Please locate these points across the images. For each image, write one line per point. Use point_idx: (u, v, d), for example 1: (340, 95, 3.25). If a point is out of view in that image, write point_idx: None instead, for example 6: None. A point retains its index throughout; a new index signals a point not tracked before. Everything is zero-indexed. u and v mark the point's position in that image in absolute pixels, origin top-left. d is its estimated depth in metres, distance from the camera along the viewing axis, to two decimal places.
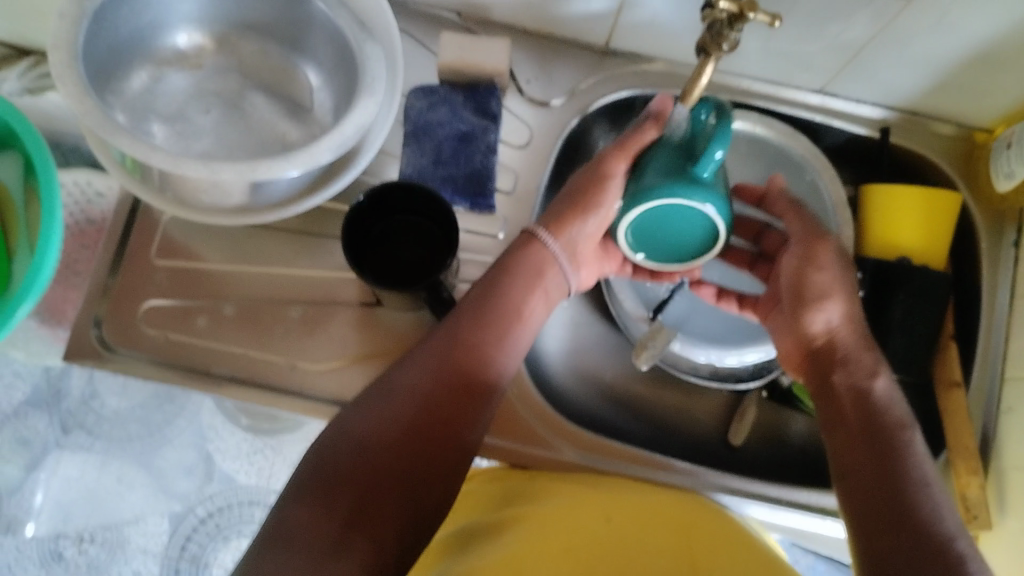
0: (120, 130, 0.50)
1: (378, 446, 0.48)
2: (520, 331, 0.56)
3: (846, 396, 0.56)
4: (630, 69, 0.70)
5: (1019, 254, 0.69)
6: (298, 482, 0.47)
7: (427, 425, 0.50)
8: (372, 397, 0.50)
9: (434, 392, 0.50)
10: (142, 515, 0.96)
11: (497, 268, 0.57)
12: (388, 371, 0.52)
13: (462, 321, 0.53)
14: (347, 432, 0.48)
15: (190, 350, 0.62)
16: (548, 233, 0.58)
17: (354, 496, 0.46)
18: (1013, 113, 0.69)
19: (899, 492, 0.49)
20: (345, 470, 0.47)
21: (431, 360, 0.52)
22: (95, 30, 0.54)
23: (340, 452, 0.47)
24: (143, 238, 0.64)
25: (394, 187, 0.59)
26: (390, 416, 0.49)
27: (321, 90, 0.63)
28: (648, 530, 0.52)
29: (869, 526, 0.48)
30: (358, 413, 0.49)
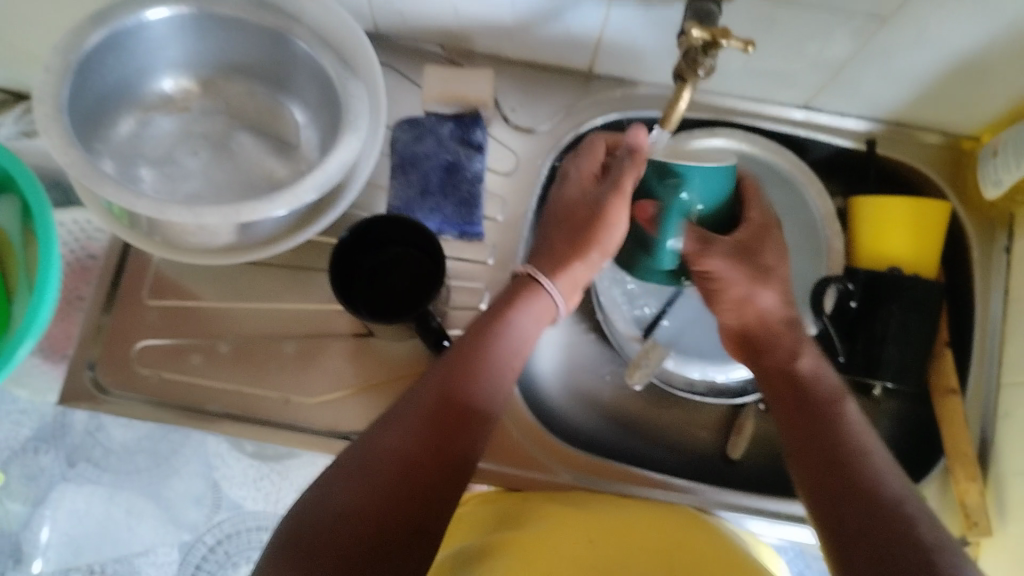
0: (106, 179, 0.51)
1: (360, 512, 0.46)
2: (505, 382, 0.54)
3: (801, 371, 0.58)
4: (614, 92, 0.70)
5: (1012, 258, 0.70)
6: (278, 553, 0.45)
7: (414, 481, 0.48)
8: (354, 460, 0.48)
9: (419, 448, 0.49)
10: (151, 547, 0.96)
11: (482, 321, 0.56)
12: (372, 433, 0.50)
13: (442, 371, 0.52)
14: (327, 500, 0.47)
15: (185, 388, 0.62)
16: (548, 276, 0.59)
17: (335, 563, 0.44)
18: (999, 121, 0.69)
19: (848, 478, 0.50)
20: (327, 537, 0.45)
21: (414, 420, 0.50)
22: (81, 81, 0.55)
23: (320, 520, 0.46)
24: (136, 279, 0.65)
25: (378, 221, 0.59)
26: (371, 480, 0.47)
27: (307, 128, 0.64)
28: (632, 551, 0.52)
29: (829, 520, 0.49)
30: (340, 479, 0.47)
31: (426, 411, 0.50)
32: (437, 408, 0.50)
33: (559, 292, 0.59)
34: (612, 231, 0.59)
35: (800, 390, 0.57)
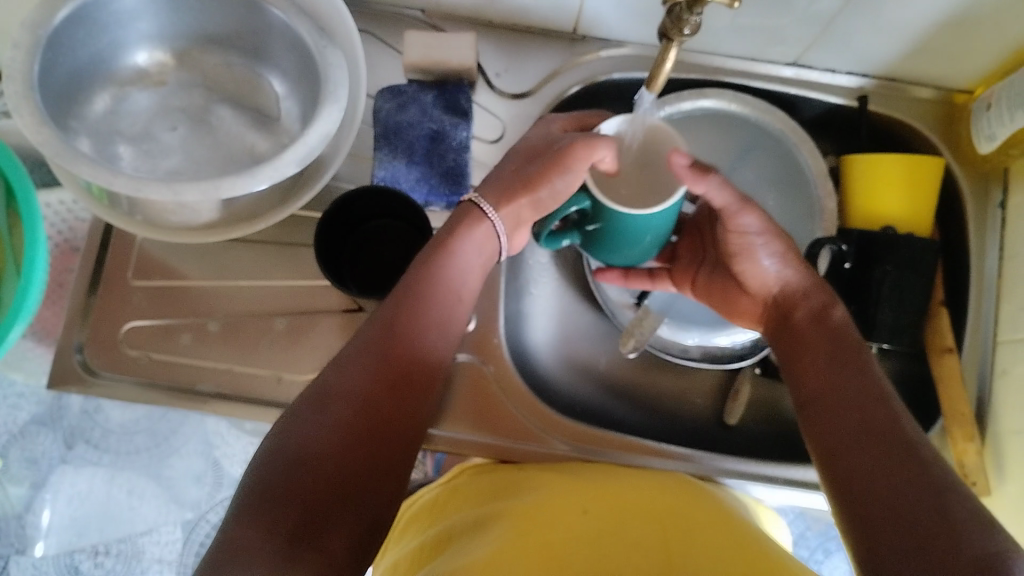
0: (80, 157, 0.50)
1: (322, 455, 0.46)
2: (446, 315, 0.55)
3: (807, 329, 0.56)
4: (599, 53, 0.69)
5: (1006, 215, 0.69)
6: (245, 504, 0.43)
7: (365, 427, 0.48)
8: (305, 406, 0.48)
9: (368, 395, 0.49)
10: (154, 526, 0.97)
11: (429, 246, 0.56)
12: (321, 374, 0.50)
13: (388, 318, 0.52)
14: (290, 444, 0.46)
15: (175, 368, 0.62)
16: (489, 204, 0.59)
17: (303, 510, 0.44)
18: (992, 73, 0.68)
19: (863, 421, 0.49)
20: (288, 485, 0.44)
21: (364, 359, 0.50)
22: (51, 57, 0.53)
23: (285, 466, 0.45)
24: (120, 259, 0.64)
25: (362, 194, 0.58)
26: (329, 420, 0.47)
27: (287, 98, 0.63)
28: (626, 520, 0.51)
29: (840, 465, 0.48)
30: (299, 421, 0.47)
31: (372, 351, 0.51)
32: (383, 345, 0.51)
33: (500, 223, 0.59)
34: (564, 178, 0.56)
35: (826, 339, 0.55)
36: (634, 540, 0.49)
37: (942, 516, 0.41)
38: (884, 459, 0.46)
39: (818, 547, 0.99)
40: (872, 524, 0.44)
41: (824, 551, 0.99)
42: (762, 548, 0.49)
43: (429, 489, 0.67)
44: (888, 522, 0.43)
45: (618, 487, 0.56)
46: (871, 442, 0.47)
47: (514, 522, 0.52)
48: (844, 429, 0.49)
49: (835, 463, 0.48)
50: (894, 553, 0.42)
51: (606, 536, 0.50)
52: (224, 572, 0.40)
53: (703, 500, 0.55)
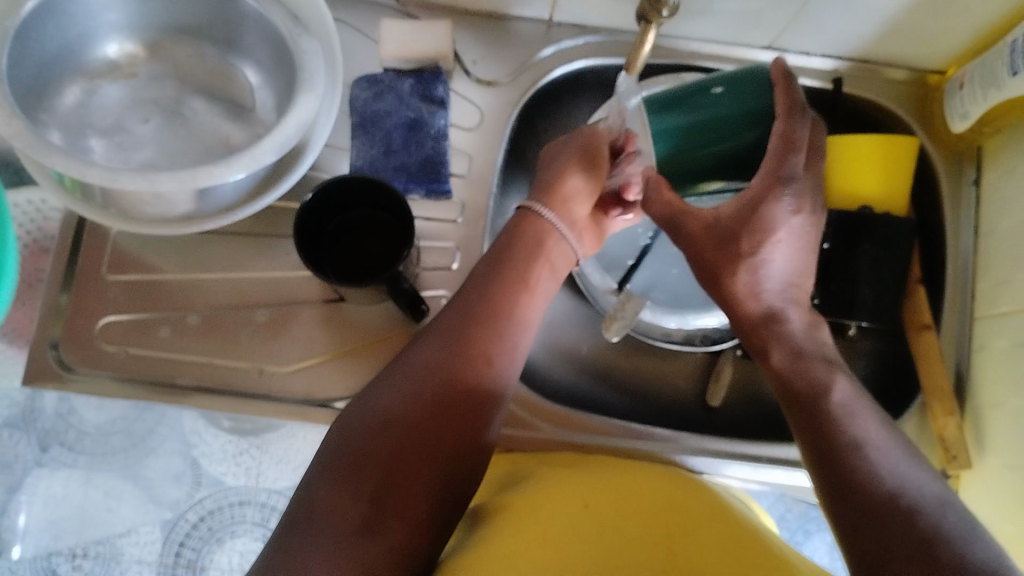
0: (52, 149, 0.49)
1: (403, 424, 0.47)
2: (531, 299, 0.55)
3: (782, 358, 0.54)
4: (576, 39, 0.69)
5: (981, 192, 0.69)
6: (324, 465, 0.46)
7: (454, 403, 0.48)
8: (391, 376, 0.49)
9: (457, 370, 0.49)
10: (132, 526, 0.95)
11: (499, 245, 0.57)
12: (408, 349, 0.51)
13: (473, 297, 0.53)
14: (368, 411, 0.47)
15: (155, 362, 0.61)
16: (543, 207, 0.59)
17: (381, 476, 0.45)
18: (964, 53, 0.69)
19: (857, 469, 0.45)
20: (370, 450, 0.46)
21: (449, 336, 0.51)
22: (19, 49, 0.52)
23: (362, 431, 0.46)
24: (94, 254, 0.63)
25: (343, 182, 0.57)
26: (412, 393, 0.48)
27: (261, 89, 0.62)
28: (625, 513, 0.51)
29: (837, 519, 0.45)
30: (380, 390, 0.48)
31: (458, 328, 0.51)
32: (468, 324, 0.51)
33: (563, 225, 0.59)
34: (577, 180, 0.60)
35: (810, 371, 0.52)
36: (636, 534, 0.49)
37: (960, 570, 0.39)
38: (887, 511, 0.43)
39: (799, 529, 1.00)
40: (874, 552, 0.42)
41: (804, 533, 1.01)
42: (758, 544, 0.49)
43: None
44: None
45: (617, 480, 0.56)
46: (864, 495, 0.44)
47: (520, 516, 0.51)
48: (827, 456, 0.47)
49: (837, 515, 0.45)
50: None
51: (607, 530, 0.49)
52: (299, 532, 0.43)
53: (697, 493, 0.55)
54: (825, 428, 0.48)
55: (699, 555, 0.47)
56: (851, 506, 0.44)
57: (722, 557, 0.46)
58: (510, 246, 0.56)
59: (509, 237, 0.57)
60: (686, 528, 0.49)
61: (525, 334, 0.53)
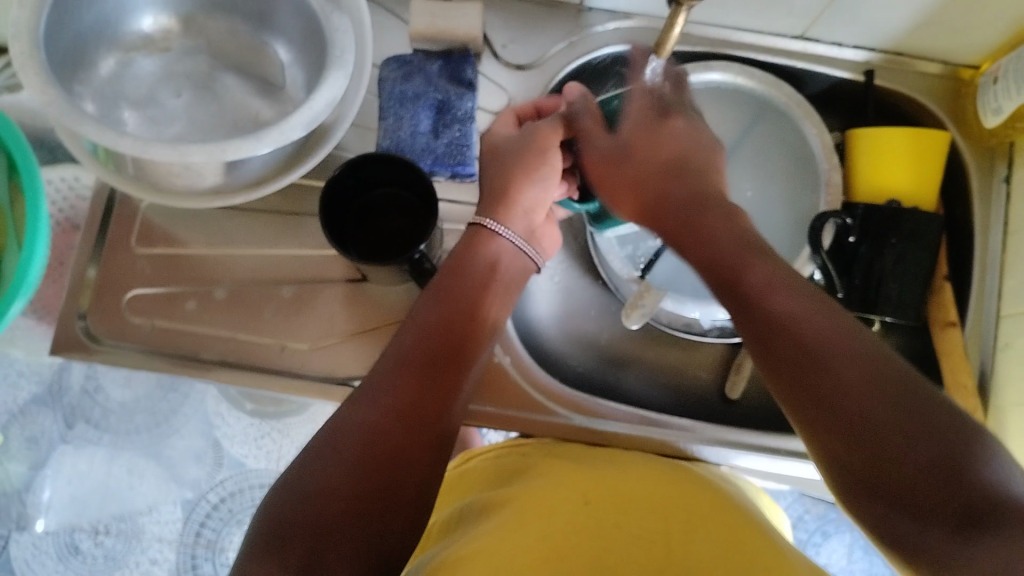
0: (86, 117, 0.50)
1: (346, 485, 0.45)
2: (469, 345, 0.55)
3: (715, 221, 0.52)
4: (606, 25, 0.69)
5: (1010, 189, 0.69)
6: (260, 543, 0.42)
7: (387, 459, 0.47)
8: (328, 442, 0.47)
9: (386, 426, 0.48)
10: (155, 505, 0.96)
11: (450, 266, 0.58)
12: (345, 408, 0.49)
13: (410, 353, 0.52)
14: (309, 479, 0.45)
15: (179, 335, 0.61)
16: (497, 221, 0.60)
17: (319, 541, 0.42)
18: (999, 48, 0.68)
19: (793, 335, 0.43)
20: (310, 520, 0.43)
21: (389, 396, 0.49)
22: (56, 20, 0.53)
23: (303, 503, 0.44)
24: (123, 226, 0.63)
25: (368, 159, 0.58)
26: (353, 454, 0.46)
27: (292, 66, 0.62)
28: (626, 507, 0.51)
29: (822, 432, 0.41)
30: (319, 457, 0.46)
31: (395, 384, 0.50)
32: (405, 378, 0.51)
33: (515, 237, 0.61)
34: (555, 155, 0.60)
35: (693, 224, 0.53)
36: (636, 527, 0.49)
37: (902, 427, 0.38)
38: (822, 374, 0.41)
39: (817, 530, 1.00)
40: (836, 459, 0.40)
41: (823, 534, 1.00)
42: (762, 539, 0.49)
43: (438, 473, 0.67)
44: (844, 438, 0.40)
45: (624, 477, 0.56)
46: (816, 389, 0.41)
47: (518, 508, 0.52)
48: (753, 317, 0.46)
49: (775, 373, 0.44)
50: (861, 472, 0.39)
51: (602, 526, 0.49)
52: None
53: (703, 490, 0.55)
54: (740, 297, 0.47)
55: (700, 546, 0.47)
56: (791, 391, 0.43)
57: (725, 551, 0.46)
58: (452, 274, 0.57)
59: (461, 257, 0.59)
60: (691, 523, 0.50)
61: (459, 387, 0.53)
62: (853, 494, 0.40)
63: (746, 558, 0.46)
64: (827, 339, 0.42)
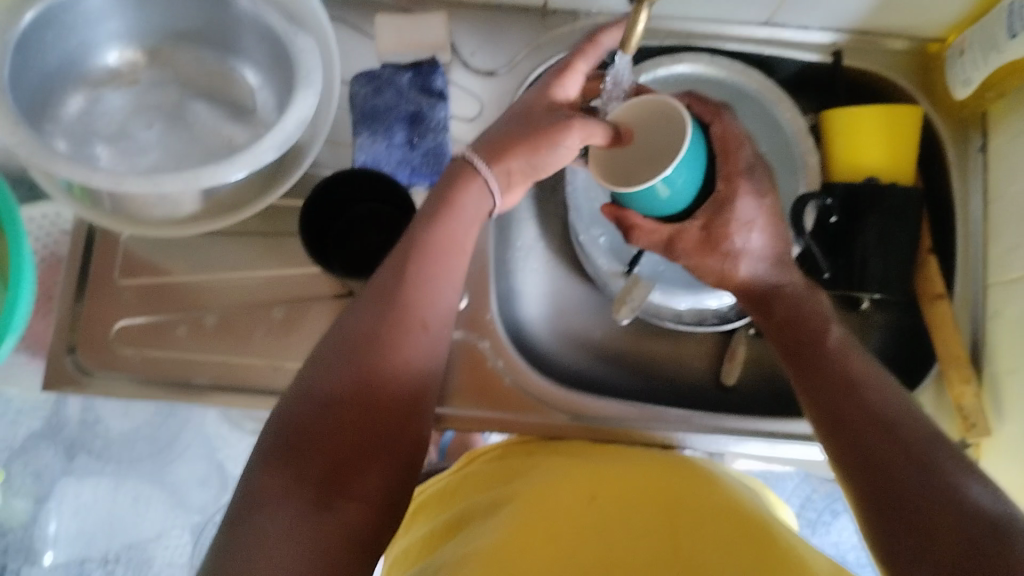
0: (58, 156, 0.50)
1: (341, 406, 0.47)
2: (459, 258, 0.55)
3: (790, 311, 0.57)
4: (572, 25, 0.69)
5: (987, 158, 0.69)
6: (266, 455, 0.46)
7: (382, 380, 0.49)
8: (326, 358, 0.50)
9: (387, 346, 0.50)
10: (162, 531, 0.97)
11: (432, 200, 0.56)
12: (339, 324, 0.51)
13: (401, 257, 0.53)
14: (307, 395, 0.48)
15: (171, 363, 0.62)
16: (480, 157, 0.56)
17: (325, 458, 0.46)
18: (963, 20, 0.68)
19: (869, 441, 0.49)
20: (309, 434, 0.46)
21: (378, 309, 0.51)
22: (20, 60, 0.53)
23: (303, 418, 0.47)
24: (106, 259, 0.64)
25: (338, 178, 0.58)
26: (347, 372, 0.48)
27: (261, 89, 0.63)
28: (632, 503, 0.52)
29: (861, 491, 0.48)
30: (319, 376, 0.49)
31: (384, 293, 0.51)
32: (393, 286, 0.52)
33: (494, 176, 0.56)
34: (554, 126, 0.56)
35: (789, 317, 0.57)
36: (640, 523, 0.50)
37: (952, 530, 0.43)
38: (883, 474, 0.47)
39: (826, 508, 1.01)
40: (891, 546, 0.45)
41: (831, 513, 1.01)
42: (760, 530, 0.49)
43: (440, 477, 0.67)
44: (903, 531, 0.45)
45: (622, 470, 0.56)
46: (898, 499, 0.46)
47: (519, 503, 0.53)
48: (837, 401, 0.51)
49: (844, 458, 0.49)
50: (909, 558, 0.44)
51: (609, 519, 0.50)
52: (248, 518, 0.44)
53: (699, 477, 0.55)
54: (827, 385, 0.52)
55: (700, 542, 0.47)
56: (862, 480, 0.48)
57: (723, 548, 0.47)
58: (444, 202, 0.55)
59: (446, 187, 0.56)
60: (687, 516, 0.50)
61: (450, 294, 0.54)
62: (881, 546, 0.46)
63: (748, 561, 0.46)
64: (898, 445, 0.48)
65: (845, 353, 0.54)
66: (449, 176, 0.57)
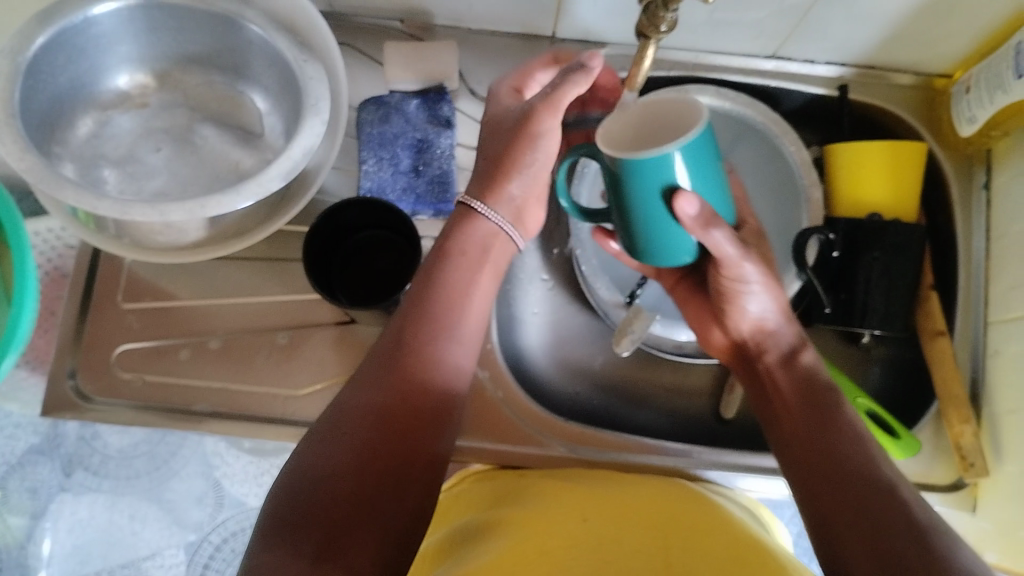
0: (65, 182, 0.50)
1: (343, 476, 0.45)
2: (463, 326, 0.53)
3: (774, 366, 0.57)
4: (581, 54, 0.69)
5: (990, 196, 0.69)
6: (266, 532, 0.44)
7: (386, 445, 0.47)
8: (327, 424, 0.47)
9: (389, 410, 0.48)
10: (158, 549, 0.89)
11: (442, 261, 0.54)
12: (342, 391, 0.49)
13: (408, 326, 0.51)
14: (309, 466, 0.46)
15: (170, 389, 0.61)
16: (479, 199, 0.57)
17: (323, 532, 0.43)
18: (970, 57, 0.68)
19: (838, 480, 0.48)
20: (311, 508, 0.44)
21: (382, 375, 0.49)
22: (32, 84, 0.54)
23: (303, 490, 0.45)
24: (109, 282, 0.64)
25: (344, 205, 0.58)
26: (350, 439, 0.46)
27: (270, 114, 0.63)
28: (623, 524, 0.51)
29: (833, 532, 0.47)
30: (318, 444, 0.46)
31: (387, 359, 0.50)
32: (393, 354, 0.50)
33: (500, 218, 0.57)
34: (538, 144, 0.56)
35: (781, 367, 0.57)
36: (632, 545, 0.48)
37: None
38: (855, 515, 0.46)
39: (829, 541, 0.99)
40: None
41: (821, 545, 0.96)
42: (761, 551, 0.49)
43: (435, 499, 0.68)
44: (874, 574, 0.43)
45: (618, 494, 0.56)
46: (872, 540, 0.44)
47: (513, 530, 0.52)
48: (813, 449, 0.51)
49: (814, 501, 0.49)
50: None
51: (600, 542, 0.49)
52: None
53: (694, 501, 0.55)
54: (808, 431, 0.52)
55: (695, 561, 0.47)
56: (830, 520, 0.47)
57: (723, 567, 0.46)
58: (451, 269, 0.54)
59: (445, 253, 0.55)
60: (686, 538, 0.49)
61: (459, 355, 0.52)
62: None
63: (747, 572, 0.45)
64: (875, 492, 0.47)
65: (829, 405, 0.53)
66: (453, 222, 0.58)
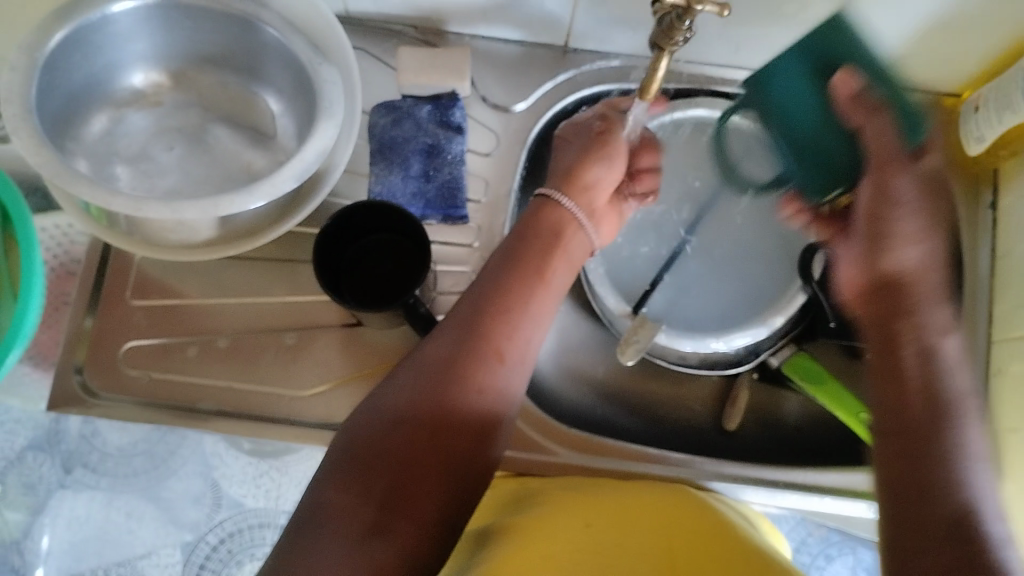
0: (79, 178, 0.50)
1: (412, 425, 0.48)
2: (544, 301, 0.55)
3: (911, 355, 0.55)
4: (593, 64, 0.70)
5: (997, 216, 0.70)
6: (335, 466, 0.47)
7: (457, 400, 0.49)
8: (403, 375, 0.50)
9: (464, 369, 0.50)
10: (154, 547, 0.80)
11: (522, 242, 0.58)
12: (423, 346, 0.52)
13: (487, 295, 0.54)
14: (380, 410, 0.49)
15: (176, 387, 0.62)
16: (562, 196, 0.61)
17: (389, 477, 0.46)
18: (978, 76, 0.69)
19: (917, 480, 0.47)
20: (379, 451, 0.47)
21: (458, 336, 0.51)
22: (49, 79, 0.54)
23: (374, 432, 0.48)
24: (118, 278, 0.64)
25: (360, 209, 0.59)
26: (423, 390, 0.49)
27: (282, 116, 0.63)
28: (627, 528, 0.51)
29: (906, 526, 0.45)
30: (393, 390, 0.50)
31: (467, 324, 0.52)
32: (472, 319, 0.52)
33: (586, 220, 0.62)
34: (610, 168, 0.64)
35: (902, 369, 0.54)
36: (637, 551, 0.49)
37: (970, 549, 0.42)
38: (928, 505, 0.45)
39: None
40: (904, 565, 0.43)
41: None
42: (762, 555, 0.49)
43: None
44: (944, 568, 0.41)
45: (622, 500, 0.56)
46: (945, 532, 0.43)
47: (527, 532, 0.52)
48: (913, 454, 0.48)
49: (897, 493, 0.47)
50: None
51: (609, 549, 0.49)
52: (315, 529, 0.44)
53: (699, 509, 0.55)
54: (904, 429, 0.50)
55: None
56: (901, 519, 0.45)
57: None
58: (532, 246, 0.57)
59: (524, 232, 0.58)
60: (688, 546, 0.49)
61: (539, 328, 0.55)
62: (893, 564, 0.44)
63: None
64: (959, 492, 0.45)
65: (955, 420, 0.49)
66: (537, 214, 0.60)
